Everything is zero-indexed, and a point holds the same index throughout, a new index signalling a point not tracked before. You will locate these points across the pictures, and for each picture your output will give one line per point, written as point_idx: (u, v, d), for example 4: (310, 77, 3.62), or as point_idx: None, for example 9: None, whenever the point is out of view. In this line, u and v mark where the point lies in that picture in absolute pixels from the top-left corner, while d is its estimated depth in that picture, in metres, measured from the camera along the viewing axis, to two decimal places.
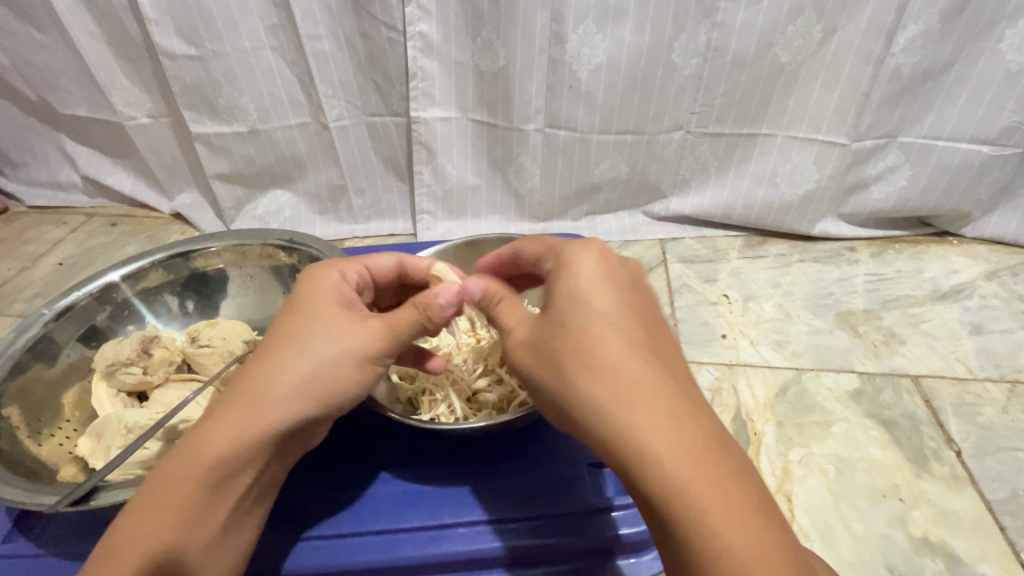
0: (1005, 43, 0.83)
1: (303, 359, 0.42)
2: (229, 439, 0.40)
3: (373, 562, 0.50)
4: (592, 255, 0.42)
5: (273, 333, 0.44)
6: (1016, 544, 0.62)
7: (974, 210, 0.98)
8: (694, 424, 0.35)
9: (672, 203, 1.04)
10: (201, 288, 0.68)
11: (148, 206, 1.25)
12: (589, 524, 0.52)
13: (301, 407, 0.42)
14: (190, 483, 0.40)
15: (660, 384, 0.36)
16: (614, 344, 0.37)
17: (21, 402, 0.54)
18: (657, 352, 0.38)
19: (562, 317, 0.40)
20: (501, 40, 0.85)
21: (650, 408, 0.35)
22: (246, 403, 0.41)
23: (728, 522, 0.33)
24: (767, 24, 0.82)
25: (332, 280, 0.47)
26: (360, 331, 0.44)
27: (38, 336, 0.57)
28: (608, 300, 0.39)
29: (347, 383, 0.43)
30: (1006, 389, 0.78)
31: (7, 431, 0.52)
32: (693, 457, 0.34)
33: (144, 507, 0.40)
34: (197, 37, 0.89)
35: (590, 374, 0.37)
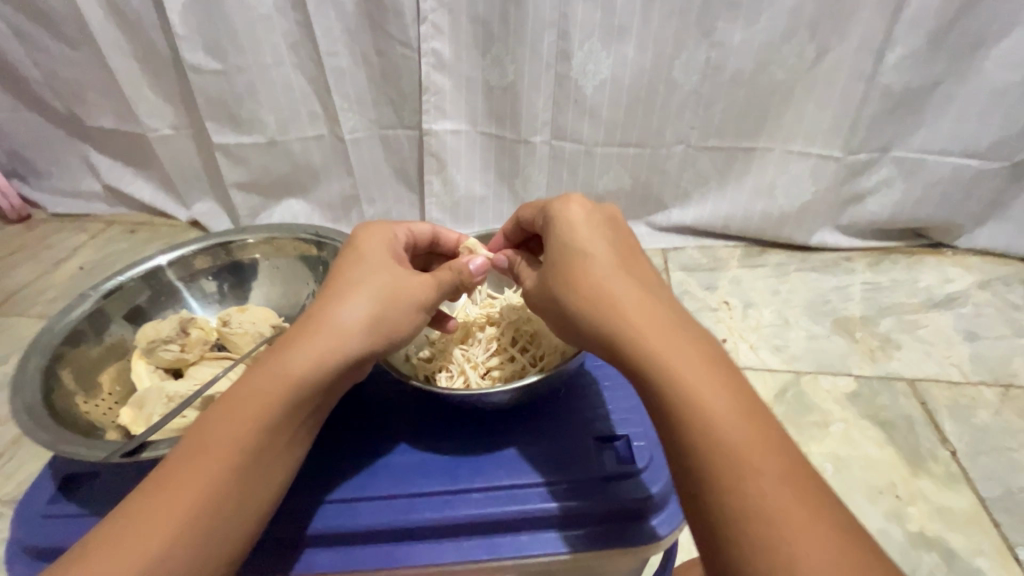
0: (989, 63, 0.88)
1: (366, 294, 0.41)
2: (302, 363, 0.38)
3: (344, 531, 0.43)
4: (578, 205, 0.45)
5: (328, 277, 0.43)
6: (1009, 539, 0.64)
7: (966, 222, 1.02)
8: (703, 344, 0.35)
9: (673, 214, 1.07)
10: (238, 279, 0.61)
11: (167, 215, 1.28)
12: (596, 493, 0.44)
13: (365, 342, 0.40)
14: (250, 414, 0.36)
15: (661, 309, 0.37)
16: (614, 276, 0.39)
17: (73, 371, 0.48)
18: (654, 287, 0.39)
19: (600, 273, 0.40)
20: (510, 57, 0.90)
21: (650, 327, 0.36)
22: (311, 331, 0.39)
23: (736, 428, 0.31)
24: (762, 44, 0.87)
25: (383, 233, 0.46)
26: (418, 277, 0.43)
27: (87, 312, 0.52)
28: (597, 243, 0.42)
29: (405, 325, 0.42)
30: (999, 392, 0.80)
31: (61, 392, 0.46)
32: (708, 370, 0.33)
33: (194, 441, 0.36)
34: (223, 53, 0.95)
35: (590, 301, 0.38)
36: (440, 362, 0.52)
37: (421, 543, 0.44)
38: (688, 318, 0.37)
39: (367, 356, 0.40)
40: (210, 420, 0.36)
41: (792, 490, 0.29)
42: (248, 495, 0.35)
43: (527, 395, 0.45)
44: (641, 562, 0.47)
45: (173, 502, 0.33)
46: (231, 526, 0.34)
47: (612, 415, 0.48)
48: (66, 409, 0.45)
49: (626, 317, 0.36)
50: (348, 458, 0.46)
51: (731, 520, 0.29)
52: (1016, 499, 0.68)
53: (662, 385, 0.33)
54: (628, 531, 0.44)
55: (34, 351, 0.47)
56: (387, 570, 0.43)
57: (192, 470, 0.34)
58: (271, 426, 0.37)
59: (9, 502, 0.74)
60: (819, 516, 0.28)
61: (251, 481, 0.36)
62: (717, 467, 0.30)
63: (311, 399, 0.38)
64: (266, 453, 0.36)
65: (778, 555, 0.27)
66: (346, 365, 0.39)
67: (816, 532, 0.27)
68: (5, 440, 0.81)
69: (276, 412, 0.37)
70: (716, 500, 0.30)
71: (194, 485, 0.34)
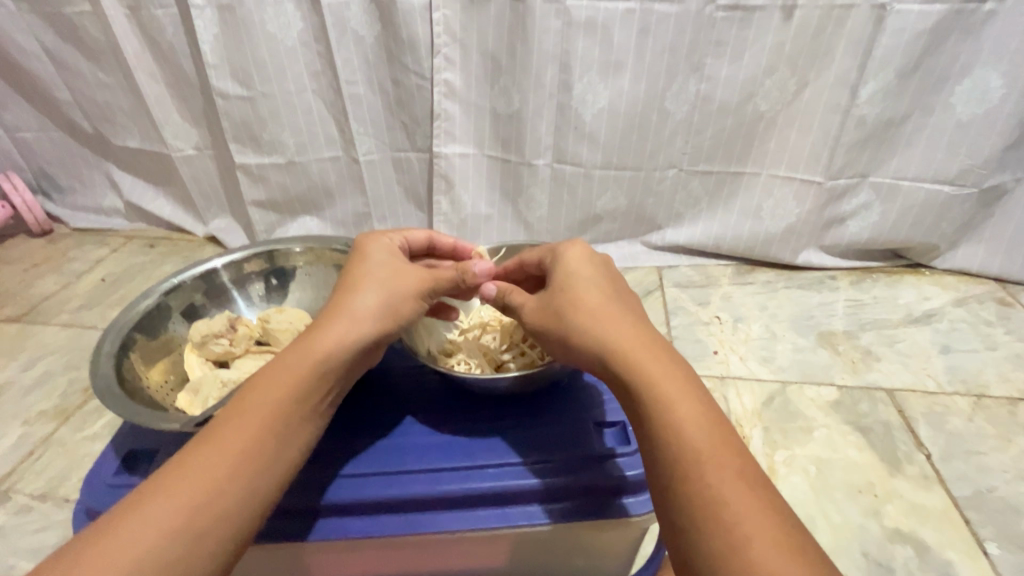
0: (954, 97, 0.96)
1: (374, 290, 0.48)
2: (322, 342, 0.44)
3: (373, 500, 0.49)
4: (578, 248, 0.51)
5: (341, 280, 0.50)
6: (978, 534, 0.69)
7: (941, 243, 1.08)
8: (660, 351, 0.41)
9: (667, 233, 1.14)
10: (280, 284, 0.68)
11: (184, 230, 1.34)
12: (597, 468, 0.49)
13: (376, 324, 0.47)
14: (280, 386, 0.42)
15: (632, 326, 0.43)
16: (597, 300, 0.45)
17: (139, 357, 0.56)
18: (632, 310, 0.46)
19: (585, 297, 0.45)
20: (515, 87, 0.98)
21: (631, 343, 0.42)
22: (330, 320, 0.46)
23: (693, 424, 0.37)
24: (747, 78, 0.95)
25: (387, 241, 0.53)
26: (417, 275, 0.51)
27: (152, 306, 0.60)
28: (592, 277, 0.48)
29: (407, 313, 0.49)
30: (972, 401, 0.86)
31: (131, 373, 0.54)
32: (671, 377, 0.39)
33: (237, 408, 0.41)
34: (250, 80, 1.02)
35: (582, 319, 0.44)
36: (458, 356, 0.58)
37: (434, 512, 0.49)
38: (653, 334, 0.43)
39: (375, 340, 0.47)
40: (244, 394, 0.42)
41: (737, 470, 0.35)
42: (278, 454, 0.40)
43: (538, 380, 0.51)
44: (636, 535, 0.53)
45: (215, 457, 0.38)
46: (264, 480, 0.39)
47: (613, 402, 0.54)
48: (135, 388, 0.53)
49: (605, 330, 0.43)
50: (380, 436, 0.52)
51: (691, 498, 0.35)
52: (984, 497, 0.73)
53: (642, 389, 0.39)
54: (625, 503, 0.49)
55: (110, 337, 0.54)
56: (410, 535, 0.49)
57: (232, 432, 0.40)
58: (296, 397, 0.42)
59: (39, 498, 0.78)
60: (758, 492, 0.34)
61: (281, 443, 0.41)
62: (679, 453, 0.36)
63: (330, 375, 0.44)
64: (293, 419, 0.42)
65: (722, 520, 0.33)
66: (359, 347, 0.46)
67: (752, 503, 0.33)
68: (34, 440, 0.85)
69: (300, 386, 0.43)
70: (679, 482, 0.35)
71: (233, 442, 0.39)
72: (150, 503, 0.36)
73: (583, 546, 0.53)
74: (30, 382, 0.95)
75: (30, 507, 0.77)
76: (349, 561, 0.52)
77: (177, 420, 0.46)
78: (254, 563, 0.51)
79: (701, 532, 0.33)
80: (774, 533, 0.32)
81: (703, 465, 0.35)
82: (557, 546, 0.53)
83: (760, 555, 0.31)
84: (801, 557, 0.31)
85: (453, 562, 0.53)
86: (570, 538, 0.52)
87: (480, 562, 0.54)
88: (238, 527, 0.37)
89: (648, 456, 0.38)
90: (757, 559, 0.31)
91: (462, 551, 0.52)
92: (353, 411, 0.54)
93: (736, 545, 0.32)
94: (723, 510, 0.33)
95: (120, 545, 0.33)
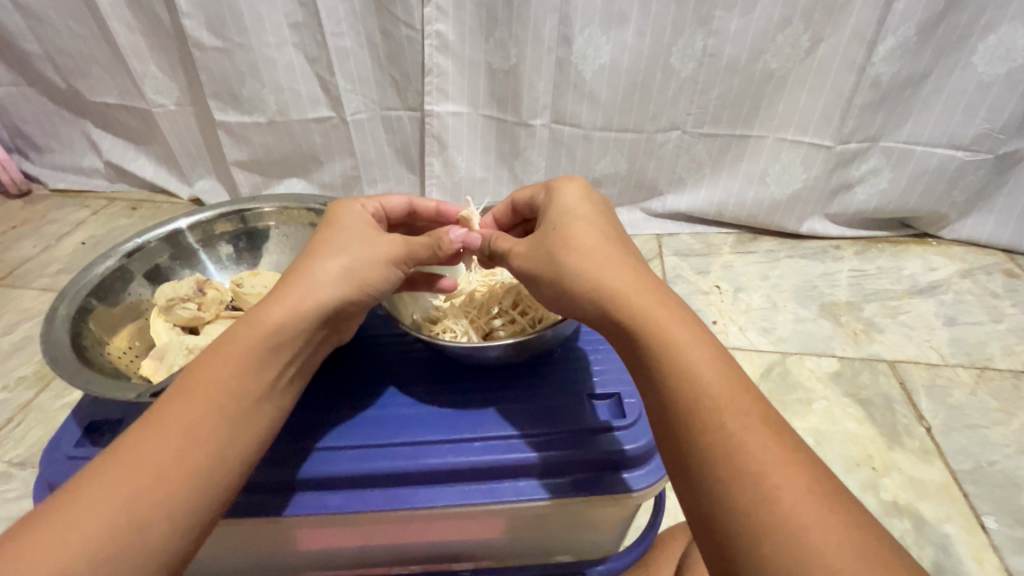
0: (977, 56, 0.90)
1: (335, 254, 0.44)
2: (271, 313, 0.41)
3: (352, 474, 0.46)
4: (573, 185, 0.46)
5: (307, 244, 0.46)
6: (976, 507, 0.68)
7: (950, 212, 1.05)
8: (668, 296, 0.38)
9: (668, 200, 1.10)
10: (251, 246, 0.64)
11: (168, 192, 1.28)
12: (593, 442, 0.47)
13: (337, 289, 0.43)
14: (225, 363, 0.39)
15: (635, 273, 0.39)
16: (596, 242, 0.41)
17: (99, 322, 0.53)
18: (631, 254, 0.41)
19: (592, 247, 0.41)
20: (512, 40, 0.91)
21: (637, 290, 0.38)
22: (283, 288, 0.42)
23: (713, 376, 0.34)
24: (758, 33, 0.89)
25: (359, 206, 0.49)
26: (385, 235, 0.46)
27: (112, 268, 0.56)
28: (591, 215, 0.44)
29: (373, 278, 0.44)
30: (975, 374, 0.84)
31: (90, 340, 0.51)
32: (685, 328, 0.36)
33: (182, 391, 0.38)
34: (226, 30, 0.95)
35: (581, 261, 0.40)
36: (443, 324, 0.55)
37: (418, 486, 0.47)
38: (655, 278, 0.40)
39: (337, 307, 0.43)
40: (186, 375, 0.39)
41: (761, 419, 0.32)
42: (228, 437, 0.37)
43: (526, 352, 0.48)
44: (631, 509, 0.51)
45: (154, 444, 0.35)
46: (213, 465, 0.36)
47: (607, 375, 0.51)
48: (94, 356, 0.50)
49: (608, 275, 0.39)
50: (368, 406, 0.50)
51: (711, 454, 0.31)
52: (984, 471, 0.72)
53: (654, 339, 0.36)
54: (621, 478, 0.47)
55: (65, 300, 0.51)
56: (395, 510, 0.47)
57: (171, 416, 0.36)
58: (245, 373, 0.39)
59: (19, 464, 0.76)
60: (783, 441, 0.31)
61: (232, 425, 0.38)
62: (707, 415, 0.32)
63: (285, 348, 0.41)
64: (244, 397, 0.39)
65: (750, 473, 0.30)
66: (319, 314, 0.42)
67: (781, 450, 0.31)
68: (14, 406, 0.83)
69: (252, 359, 0.40)
70: (698, 436, 0.32)
71: (173, 428, 0.36)
72: (81, 501, 0.32)
73: (575, 520, 0.52)
74: (9, 347, 0.92)
75: (10, 474, 0.75)
76: (335, 535, 0.50)
77: (133, 390, 0.43)
78: (231, 537, 0.50)
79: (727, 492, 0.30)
80: (807, 483, 0.30)
81: (736, 430, 0.31)
82: (549, 520, 0.51)
83: (795, 506, 0.29)
84: (834, 503, 0.29)
85: (443, 536, 0.52)
86: (562, 513, 0.50)
87: (468, 535, 0.52)
88: (188, 518, 0.34)
89: (658, 412, 0.35)
90: (795, 512, 0.28)
91: (451, 526, 0.51)
92: (339, 380, 0.52)
93: (773, 502, 0.29)
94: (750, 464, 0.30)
95: (55, 539, 0.31)
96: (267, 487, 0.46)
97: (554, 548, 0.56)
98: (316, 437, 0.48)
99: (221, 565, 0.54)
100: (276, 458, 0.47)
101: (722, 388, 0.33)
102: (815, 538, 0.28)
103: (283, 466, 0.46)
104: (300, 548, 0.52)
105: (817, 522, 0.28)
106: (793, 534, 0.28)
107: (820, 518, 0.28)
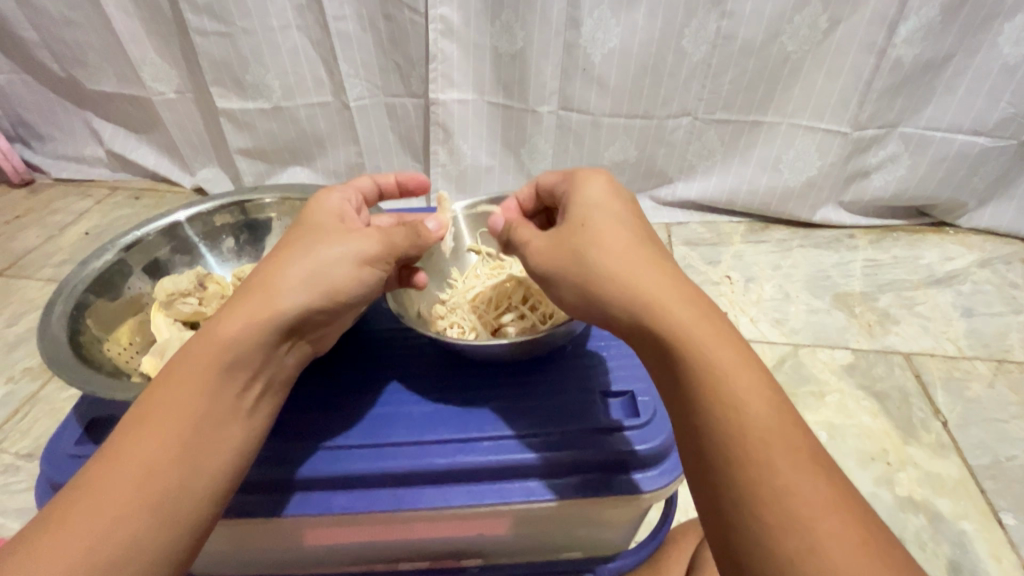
0: (1003, 37, 0.87)
1: (305, 257, 0.42)
2: (238, 324, 0.39)
3: (359, 473, 0.45)
4: (601, 178, 0.44)
5: (276, 245, 0.44)
6: (994, 503, 0.67)
7: (970, 200, 1.02)
8: (708, 312, 0.36)
9: (678, 187, 1.07)
10: (252, 238, 0.63)
11: (170, 181, 1.27)
12: (604, 441, 0.46)
13: (304, 295, 0.40)
14: (194, 379, 0.38)
15: (664, 278, 0.37)
16: (625, 242, 0.39)
17: (96, 318, 0.52)
18: (659, 252, 0.39)
19: (622, 255, 0.38)
20: (520, 23, 0.88)
21: (668, 294, 0.36)
22: (251, 296, 0.40)
23: (754, 395, 0.33)
24: (775, 14, 0.86)
25: (333, 199, 0.47)
26: (363, 231, 0.44)
27: (110, 263, 0.55)
28: (619, 210, 0.41)
29: (351, 280, 0.42)
30: (993, 366, 0.82)
31: (88, 337, 0.50)
32: (717, 341, 0.34)
33: (142, 411, 0.37)
34: (225, 14, 0.92)
35: (608, 260, 0.38)
36: (449, 319, 0.54)
37: (426, 486, 0.46)
38: (686, 279, 0.38)
39: (314, 313, 0.41)
40: (152, 391, 0.38)
41: (791, 443, 0.31)
42: (204, 456, 0.37)
43: (534, 350, 0.47)
44: (642, 508, 0.50)
45: (124, 469, 0.34)
46: (193, 488, 0.36)
47: (618, 372, 0.50)
48: (92, 353, 0.49)
49: (631, 283, 0.37)
50: (369, 403, 0.49)
51: (755, 494, 0.30)
52: (1002, 466, 0.70)
53: (679, 346, 0.35)
54: (628, 479, 0.46)
55: (62, 297, 0.50)
56: (401, 511, 0.46)
57: (139, 439, 0.35)
58: (218, 389, 0.38)
59: (26, 457, 0.75)
60: (810, 452, 0.31)
61: (206, 444, 0.37)
62: (744, 447, 0.31)
63: (259, 360, 0.40)
64: (218, 414, 0.38)
65: (773, 484, 0.30)
66: (294, 321, 0.40)
67: (806, 464, 0.31)
68: (19, 398, 0.82)
69: (220, 376, 0.38)
70: (725, 446, 0.32)
71: (139, 457, 0.35)
72: (58, 530, 0.32)
73: (585, 519, 0.51)
74: (14, 339, 0.92)
75: (17, 466, 0.75)
76: (341, 532, 0.49)
77: (133, 390, 0.42)
78: (236, 535, 0.49)
79: (753, 503, 0.30)
80: (830, 498, 0.30)
81: (774, 471, 0.30)
82: (556, 519, 0.50)
83: (845, 559, 0.27)
84: (883, 555, 0.28)
85: (450, 532, 0.51)
86: (570, 513, 0.49)
87: (473, 533, 0.51)
88: (170, 540, 0.34)
89: (681, 418, 0.34)
90: (819, 532, 0.28)
91: (458, 525, 0.50)
92: (340, 377, 0.50)
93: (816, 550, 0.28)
94: (777, 480, 0.30)
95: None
96: (274, 484, 0.45)
97: (565, 545, 0.55)
98: (324, 433, 0.47)
99: (225, 561, 0.53)
100: (284, 454, 0.46)
101: (762, 422, 0.32)
102: (836, 553, 0.28)
103: (295, 463, 0.46)
104: (305, 545, 0.51)
105: (841, 537, 0.28)
106: (813, 552, 0.28)
107: (842, 531, 0.28)
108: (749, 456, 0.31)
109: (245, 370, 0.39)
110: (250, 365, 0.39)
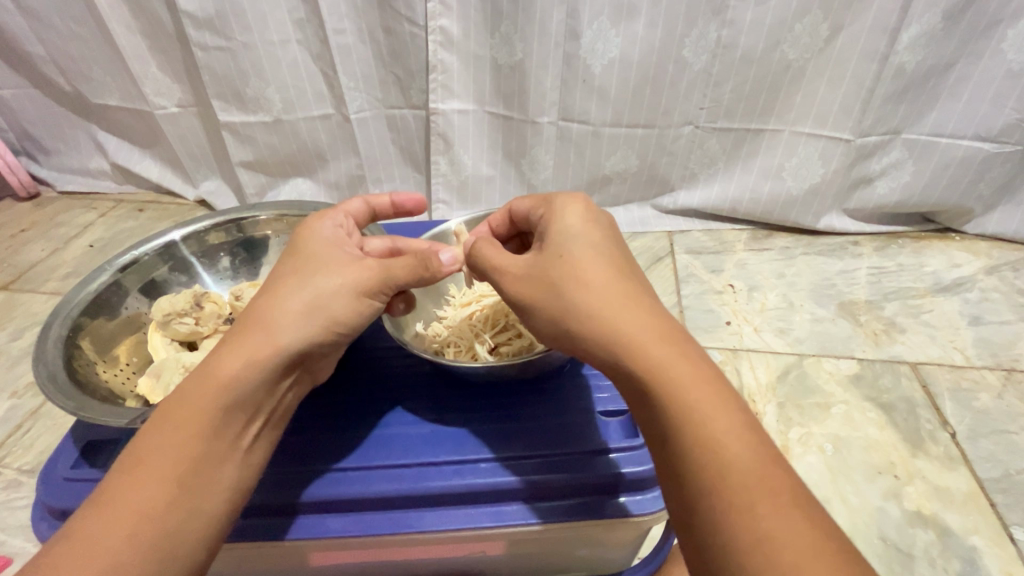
0: (1007, 43, 0.86)
1: (304, 289, 0.42)
2: (237, 363, 0.39)
3: (355, 497, 0.45)
4: (579, 202, 0.44)
5: (269, 276, 0.44)
6: (1005, 518, 0.66)
7: (976, 207, 1.01)
8: (684, 344, 0.36)
9: (680, 196, 1.07)
10: (249, 255, 0.64)
11: (174, 193, 1.28)
12: (600, 462, 0.45)
13: (306, 328, 0.41)
14: (192, 419, 0.37)
15: (649, 310, 0.37)
16: (602, 273, 0.38)
17: (92, 340, 0.52)
18: (637, 283, 0.39)
19: (604, 286, 0.38)
20: (519, 35, 0.88)
21: (646, 330, 0.36)
22: (249, 332, 0.40)
23: (733, 437, 0.32)
24: (775, 23, 0.85)
25: (325, 225, 0.47)
26: (358, 260, 0.44)
27: (105, 285, 0.55)
28: (600, 237, 0.41)
29: (347, 312, 0.42)
30: (1003, 376, 0.81)
31: (84, 360, 0.50)
32: (700, 379, 0.34)
33: (141, 451, 0.36)
34: (226, 29, 0.93)
35: (584, 294, 0.37)
36: (446, 338, 0.54)
37: (422, 508, 0.46)
38: (665, 312, 0.38)
39: (313, 345, 0.41)
40: (150, 429, 0.37)
41: (771, 485, 0.31)
42: (202, 498, 0.36)
43: (530, 370, 0.47)
44: (643, 530, 0.49)
45: (118, 516, 0.34)
46: (193, 525, 0.36)
47: (620, 391, 0.49)
48: (88, 377, 0.49)
49: (619, 318, 0.36)
50: (369, 424, 0.48)
51: (734, 535, 0.30)
52: (1013, 480, 0.69)
53: (658, 381, 0.34)
54: (627, 501, 0.45)
55: (57, 321, 0.50)
56: (398, 534, 0.45)
57: (139, 481, 0.35)
58: (219, 427, 0.38)
59: (29, 472, 0.76)
60: (792, 496, 0.31)
61: (205, 482, 0.37)
62: (723, 485, 0.31)
63: (259, 398, 0.40)
64: (217, 454, 0.38)
65: (756, 531, 0.29)
66: (293, 355, 0.41)
67: (790, 511, 0.30)
68: (23, 413, 0.82)
69: (220, 412, 0.38)
70: (702, 485, 0.31)
71: (141, 498, 0.35)
72: None
73: (585, 540, 0.50)
74: (18, 354, 0.92)
75: (20, 482, 0.75)
76: (339, 554, 0.49)
77: (130, 415, 0.42)
78: (237, 558, 0.49)
79: (728, 545, 0.30)
80: (814, 547, 0.29)
81: (752, 510, 0.30)
82: (554, 540, 0.50)
83: None
84: None
85: (449, 553, 0.50)
86: (567, 534, 0.49)
87: (472, 553, 0.51)
88: None
89: (665, 460, 0.34)
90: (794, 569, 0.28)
91: (455, 546, 0.49)
92: (338, 395, 0.51)
93: None
94: (757, 521, 0.29)
95: None
96: (279, 507, 0.45)
97: (566, 565, 0.54)
98: (327, 456, 0.47)
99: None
100: (291, 477, 0.46)
101: (740, 460, 0.31)
102: None
103: (292, 487, 0.45)
104: (303, 566, 0.51)
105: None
106: None
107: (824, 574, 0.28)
108: (725, 494, 0.31)
109: (246, 407, 0.39)
110: (252, 401, 0.39)
